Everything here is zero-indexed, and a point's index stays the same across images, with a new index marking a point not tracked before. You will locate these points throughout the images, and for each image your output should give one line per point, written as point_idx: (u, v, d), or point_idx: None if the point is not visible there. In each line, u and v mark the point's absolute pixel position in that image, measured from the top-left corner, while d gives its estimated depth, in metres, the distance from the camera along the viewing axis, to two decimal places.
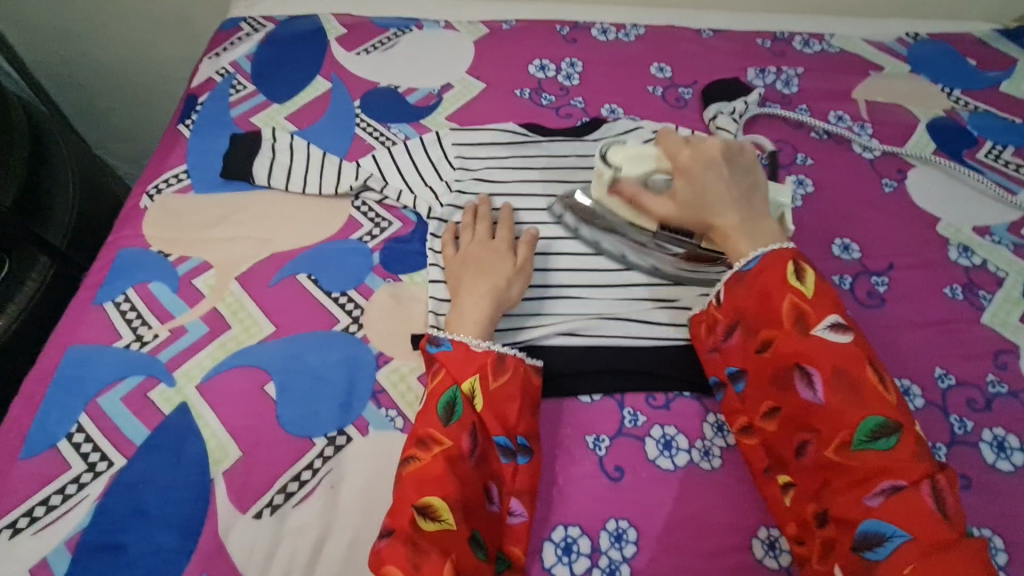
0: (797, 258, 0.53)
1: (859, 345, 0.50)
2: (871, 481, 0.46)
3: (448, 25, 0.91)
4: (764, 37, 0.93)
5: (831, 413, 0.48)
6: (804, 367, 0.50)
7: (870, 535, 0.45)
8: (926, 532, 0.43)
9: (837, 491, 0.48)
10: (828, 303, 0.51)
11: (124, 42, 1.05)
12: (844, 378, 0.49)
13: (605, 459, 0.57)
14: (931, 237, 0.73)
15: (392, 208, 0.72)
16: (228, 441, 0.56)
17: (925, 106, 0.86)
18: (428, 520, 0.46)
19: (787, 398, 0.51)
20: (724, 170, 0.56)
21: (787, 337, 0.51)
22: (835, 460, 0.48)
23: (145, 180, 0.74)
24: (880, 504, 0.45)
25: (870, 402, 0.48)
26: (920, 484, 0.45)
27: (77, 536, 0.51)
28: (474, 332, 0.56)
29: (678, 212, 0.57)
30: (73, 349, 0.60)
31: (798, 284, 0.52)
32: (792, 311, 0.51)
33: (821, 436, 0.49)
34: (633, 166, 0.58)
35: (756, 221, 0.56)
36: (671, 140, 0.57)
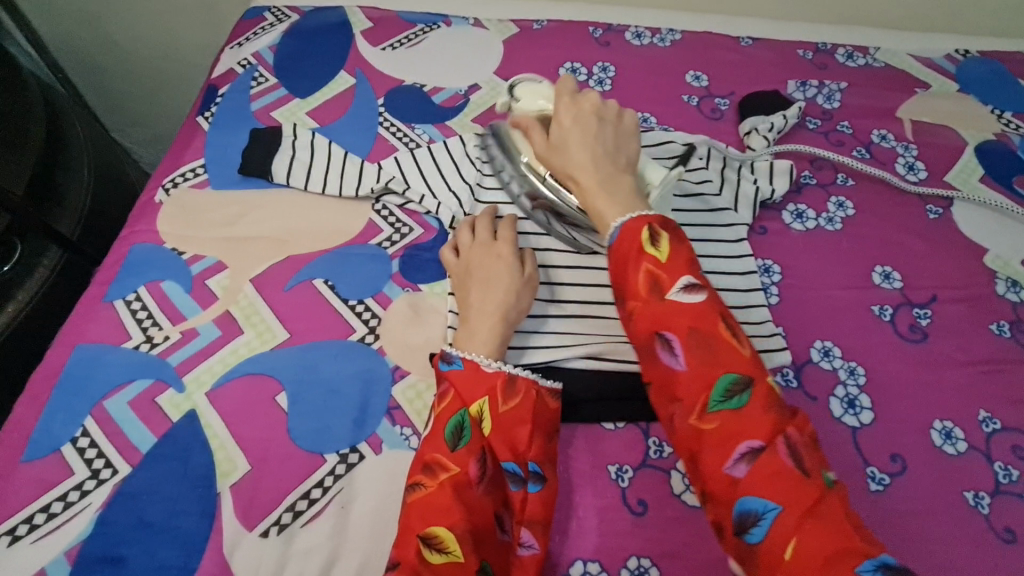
0: (654, 222, 0.50)
1: (713, 303, 0.47)
2: (732, 447, 0.42)
3: (478, 22, 0.88)
4: (806, 47, 0.89)
5: (693, 381, 0.44)
6: (662, 333, 0.46)
7: (745, 513, 0.40)
8: (793, 495, 0.39)
9: (705, 465, 0.43)
10: (682, 264, 0.48)
11: (144, 25, 1.02)
12: (702, 340, 0.45)
13: (628, 492, 0.54)
14: (978, 269, 0.69)
15: (414, 214, 0.69)
16: (236, 452, 0.54)
17: (974, 129, 0.82)
18: (435, 553, 0.43)
19: (651, 371, 0.47)
20: (594, 123, 0.57)
21: (646, 306, 0.47)
22: (698, 429, 0.43)
23: (161, 173, 0.72)
24: (745, 473, 0.41)
25: (723, 360, 0.44)
26: (776, 443, 0.41)
27: (77, 547, 0.49)
28: (487, 350, 0.54)
29: (547, 154, 0.58)
30: (81, 348, 0.58)
31: (652, 249, 0.48)
32: (648, 279, 0.48)
33: (685, 404, 0.44)
34: (528, 101, 0.62)
35: (614, 176, 0.54)
36: (564, 86, 0.60)
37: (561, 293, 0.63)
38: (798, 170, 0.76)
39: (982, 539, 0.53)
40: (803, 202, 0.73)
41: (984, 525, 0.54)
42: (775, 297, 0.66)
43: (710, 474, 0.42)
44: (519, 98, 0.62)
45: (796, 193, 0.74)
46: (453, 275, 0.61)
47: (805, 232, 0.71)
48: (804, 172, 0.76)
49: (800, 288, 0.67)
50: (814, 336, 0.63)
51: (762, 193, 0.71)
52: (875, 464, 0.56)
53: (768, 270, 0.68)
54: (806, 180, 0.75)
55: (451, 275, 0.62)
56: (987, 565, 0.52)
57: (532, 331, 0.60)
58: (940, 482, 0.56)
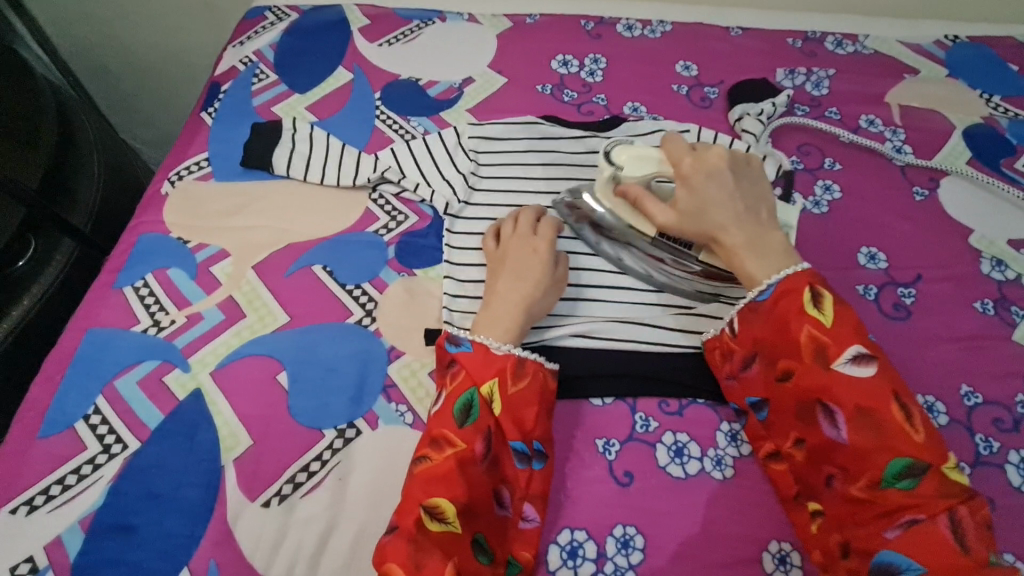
0: (817, 285, 0.51)
1: (885, 378, 0.47)
2: (891, 513, 0.45)
3: (472, 18, 0.90)
4: (795, 36, 0.91)
5: (854, 449, 0.47)
6: (825, 403, 0.49)
7: (885, 566, 0.44)
8: (945, 566, 0.42)
9: (858, 524, 0.47)
10: (850, 334, 0.49)
11: (150, 27, 1.05)
12: (870, 416, 0.47)
13: (615, 464, 0.56)
14: (963, 249, 0.70)
15: (409, 202, 0.72)
16: (240, 428, 0.56)
17: (962, 113, 0.83)
18: (434, 521, 0.46)
19: (809, 431, 0.50)
20: (729, 178, 0.56)
21: (808, 370, 0.50)
22: (859, 495, 0.47)
23: (167, 166, 0.74)
24: (897, 536, 0.44)
25: (894, 437, 0.46)
26: (939, 517, 0.43)
27: (90, 516, 0.52)
28: (501, 335, 0.56)
29: (679, 221, 0.56)
30: (92, 331, 0.61)
31: (816, 315, 0.50)
32: (811, 344, 0.50)
33: (846, 471, 0.48)
34: (634, 167, 0.59)
35: (761, 232, 0.54)
36: (676, 146, 0.58)
37: None
38: (786, 154, 0.77)
39: None
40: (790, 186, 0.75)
41: None
42: None
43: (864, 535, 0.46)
44: (622, 166, 0.59)
45: None
46: (488, 258, 0.63)
47: (791, 215, 0.72)
48: (792, 156, 0.77)
49: None
50: None
51: None
52: None
53: None
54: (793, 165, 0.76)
55: (487, 258, 0.63)
56: None
57: None
58: None
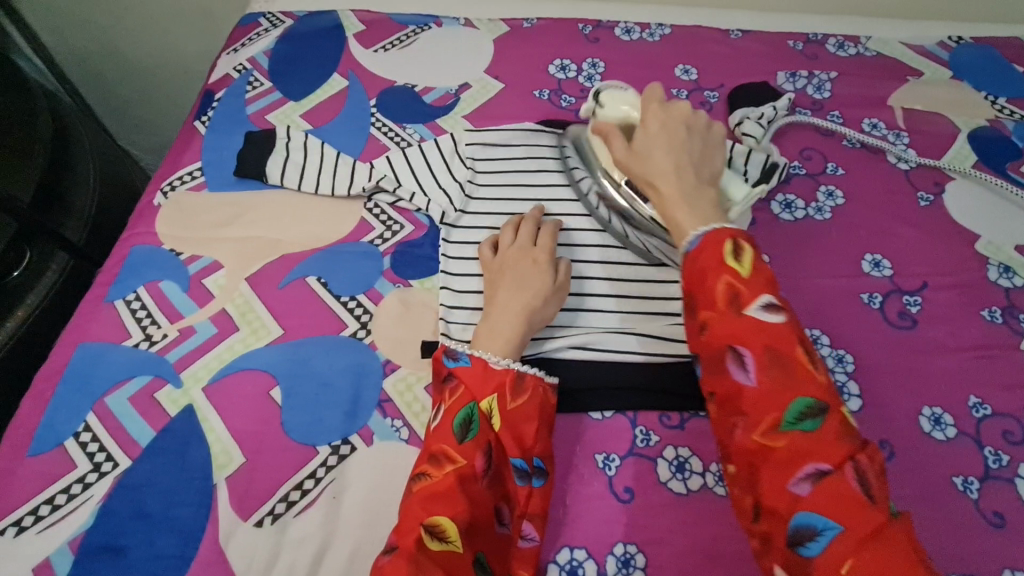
0: (738, 236, 0.47)
1: (792, 326, 0.44)
2: (796, 465, 0.40)
3: (468, 22, 0.89)
4: (796, 38, 0.89)
5: (761, 398, 0.42)
6: (735, 347, 0.44)
7: (801, 528, 0.39)
8: (856, 520, 0.37)
9: (764, 480, 0.41)
10: (763, 282, 0.45)
11: (145, 34, 1.05)
12: (777, 359, 0.43)
13: (615, 480, 0.55)
14: (970, 256, 0.69)
15: (405, 211, 0.70)
16: (232, 445, 0.55)
17: (967, 115, 0.81)
18: (434, 539, 0.44)
19: (718, 382, 0.45)
20: (682, 132, 0.55)
21: (721, 317, 0.45)
22: (763, 446, 0.42)
23: (160, 177, 0.74)
24: (808, 493, 0.39)
25: (800, 382, 0.42)
26: (845, 468, 0.39)
27: (80, 537, 0.51)
28: (500, 349, 0.54)
29: (627, 159, 0.56)
30: (83, 346, 0.60)
31: (733, 262, 0.46)
32: (726, 290, 0.45)
33: (750, 420, 0.43)
34: (612, 109, 0.63)
35: (696, 188, 0.52)
36: (651, 95, 0.58)
37: None
38: (788, 159, 0.76)
39: (972, 525, 0.53)
40: (792, 192, 0.73)
41: (974, 511, 0.54)
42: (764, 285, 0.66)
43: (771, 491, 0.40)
44: (604, 105, 0.63)
45: (785, 184, 0.74)
46: (484, 268, 0.62)
47: (794, 222, 0.71)
48: (794, 161, 0.76)
49: (788, 277, 0.67)
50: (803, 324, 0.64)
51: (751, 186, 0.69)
52: None
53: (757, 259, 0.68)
54: (795, 170, 0.75)
55: (484, 269, 0.62)
56: (978, 550, 0.52)
57: None
58: (929, 468, 0.56)
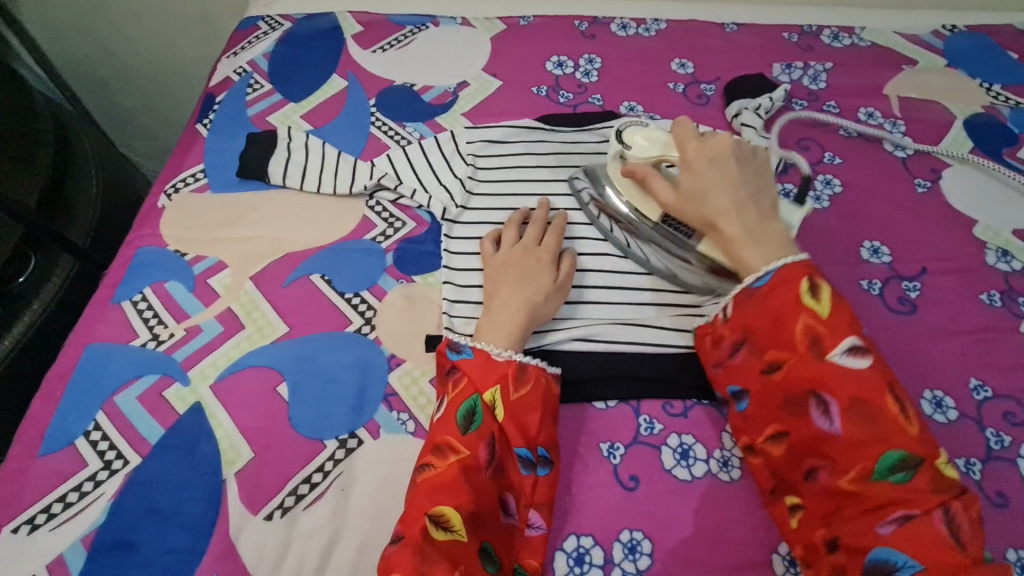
0: (812, 274, 0.49)
1: (878, 369, 0.46)
2: (881, 507, 0.44)
3: (465, 21, 0.90)
4: (791, 31, 0.90)
5: (845, 441, 0.45)
6: (818, 393, 0.47)
7: (881, 566, 0.43)
8: (940, 561, 0.41)
9: (849, 519, 0.45)
10: (844, 324, 0.47)
11: (145, 40, 1.05)
12: (864, 406, 0.45)
13: (620, 468, 0.55)
14: (968, 241, 0.69)
15: (406, 208, 0.71)
16: (241, 441, 0.56)
17: (963, 103, 0.82)
18: (439, 529, 0.45)
19: (796, 424, 0.48)
20: (732, 165, 0.54)
21: (801, 360, 0.48)
22: (848, 489, 0.45)
23: (163, 179, 0.74)
24: (891, 533, 0.43)
25: (887, 430, 0.44)
26: (933, 512, 0.42)
27: (93, 533, 0.51)
28: (503, 343, 0.55)
29: (677, 203, 0.55)
30: (92, 347, 0.61)
31: (813, 302, 0.48)
32: (806, 333, 0.48)
33: (834, 464, 0.46)
34: (644, 149, 0.60)
35: (761, 224, 0.52)
36: (684, 129, 0.57)
37: None
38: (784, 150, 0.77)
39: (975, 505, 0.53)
40: (790, 181, 0.74)
41: (977, 491, 0.54)
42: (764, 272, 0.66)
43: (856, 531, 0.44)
44: (632, 146, 0.60)
45: (782, 173, 0.74)
46: (486, 263, 0.63)
47: None
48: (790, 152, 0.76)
49: None
50: None
51: None
52: None
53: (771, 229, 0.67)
54: (792, 160, 0.76)
55: (484, 264, 0.63)
56: (982, 530, 0.52)
57: None
58: None
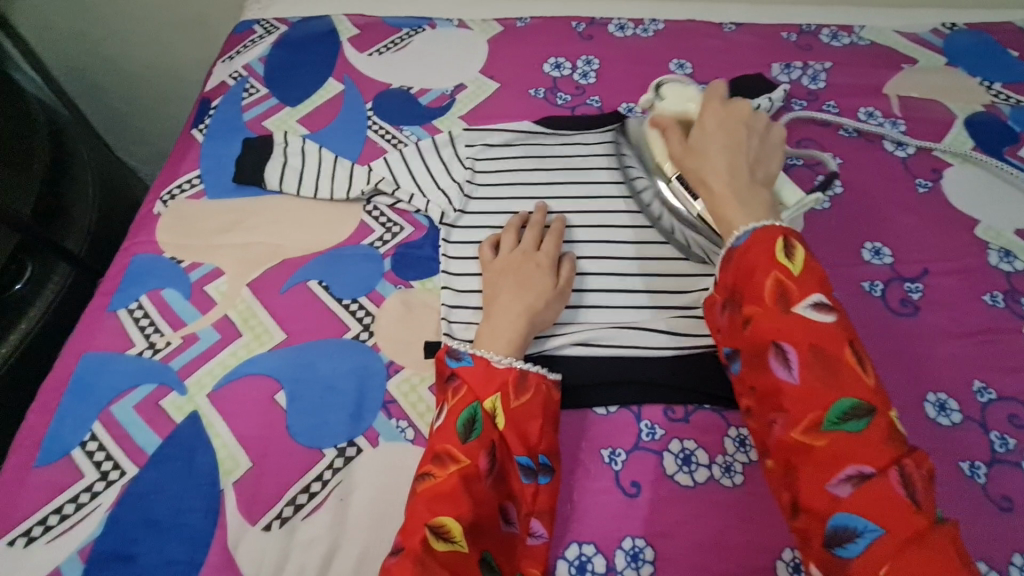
0: (789, 235, 0.48)
1: (843, 326, 0.44)
2: (838, 466, 0.41)
3: (462, 23, 0.89)
4: (789, 30, 0.89)
5: (805, 395, 0.43)
6: (779, 344, 0.45)
7: (840, 528, 0.40)
8: (897, 522, 0.38)
9: (806, 478, 0.42)
10: (815, 280, 0.45)
11: (141, 44, 1.05)
12: (823, 358, 0.43)
13: (621, 474, 0.55)
14: (970, 241, 0.69)
15: (404, 213, 0.71)
16: (239, 450, 0.55)
17: (963, 102, 0.81)
18: (440, 540, 0.44)
19: (760, 378, 0.46)
20: (742, 132, 0.55)
21: (767, 313, 0.46)
22: (803, 444, 0.43)
23: (159, 185, 0.74)
24: (848, 494, 0.40)
25: (845, 382, 0.43)
26: (889, 471, 0.40)
27: (90, 545, 0.51)
28: (502, 349, 0.54)
29: (682, 153, 0.56)
30: (87, 356, 0.60)
31: (785, 260, 0.46)
32: (776, 287, 0.46)
33: (789, 416, 0.44)
34: (673, 102, 0.63)
35: (750, 187, 0.51)
36: (714, 92, 0.58)
37: None
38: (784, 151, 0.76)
39: (981, 509, 0.53)
40: (790, 182, 0.73)
41: (982, 495, 0.54)
42: None
43: (810, 489, 0.41)
44: (664, 97, 0.64)
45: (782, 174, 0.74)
46: (484, 268, 0.62)
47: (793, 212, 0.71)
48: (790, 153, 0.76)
49: None
50: None
51: None
52: None
53: None
54: (793, 162, 0.75)
55: (483, 270, 0.62)
56: (988, 535, 0.52)
57: None
58: (936, 454, 0.56)
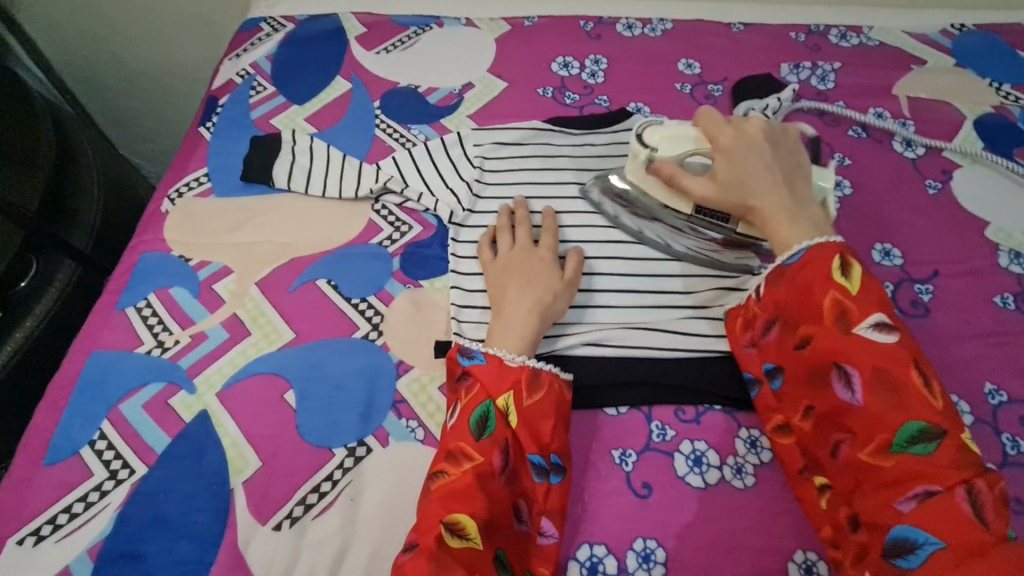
0: (845, 252, 0.49)
1: (906, 346, 0.45)
2: (904, 484, 0.43)
3: (470, 22, 0.89)
4: (798, 30, 0.89)
5: (868, 415, 0.45)
6: (841, 365, 0.47)
7: (900, 541, 0.42)
8: (962, 538, 0.40)
9: (869, 494, 0.45)
10: (873, 300, 0.47)
11: (146, 41, 1.05)
12: (887, 379, 0.45)
13: (632, 475, 0.55)
14: (980, 243, 0.69)
15: (413, 212, 0.70)
16: (248, 450, 0.55)
17: (972, 103, 0.81)
18: (455, 537, 0.44)
19: (823, 397, 0.48)
20: (766, 150, 0.55)
21: (827, 334, 0.48)
22: (868, 462, 0.45)
23: (167, 183, 0.74)
24: (912, 510, 0.42)
25: (911, 403, 0.44)
26: (956, 490, 0.41)
27: (99, 544, 0.51)
28: (516, 346, 0.54)
29: (715, 192, 0.55)
30: (96, 354, 0.60)
31: (843, 279, 0.48)
32: (834, 307, 0.47)
33: (855, 436, 0.46)
34: (668, 148, 0.59)
35: (796, 206, 0.53)
36: (711, 120, 0.58)
37: None
38: None
39: None
40: None
41: None
42: None
43: (873, 506, 0.44)
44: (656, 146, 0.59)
45: None
46: (487, 272, 0.62)
47: None
48: None
49: None
50: None
51: None
52: None
53: None
54: None
55: (485, 271, 0.62)
56: None
57: None
58: None
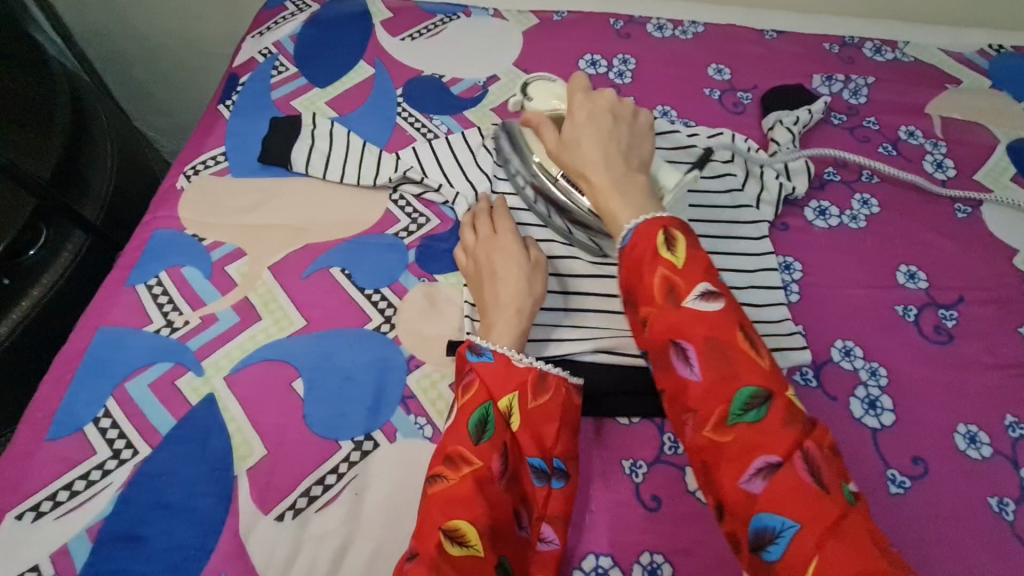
0: (668, 226, 0.48)
1: (731, 313, 0.45)
2: (748, 460, 0.40)
3: (497, 14, 0.87)
4: (832, 41, 0.87)
5: (706, 391, 0.43)
6: (678, 341, 0.44)
7: (760, 532, 0.39)
8: (813, 514, 0.38)
9: (720, 478, 0.41)
10: (698, 271, 0.46)
11: (165, 12, 1.03)
12: (718, 350, 0.43)
13: (642, 487, 0.54)
14: (1007, 271, 0.67)
15: (431, 204, 0.69)
16: (254, 437, 0.54)
17: (1006, 127, 0.79)
18: (455, 545, 0.43)
19: (665, 379, 0.45)
20: (608, 121, 0.56)
21: (660, 311, 0.45)
22: (713, 442, 0.42)
23: (183, 160, 0.72)
24: (761, 489, 0.39)
25: (742, 370, 0.42)
26: (794, 458, 0.39)
27: (99, 524, 0.50)
28: (510, 342, 0.53)
29: (558, 151, 0.57)
30: (103, 330, 0.59)
31: (669, 254, 0.46)
32: (663, 283, 0.46)
33: (698, 416, 0.43)
34: (539, 100, 0.61)
35: (626, 176, 0.53)
36: (577, 83, 0.59)
37: (578, 287, 0.62)
38: (822, 166, 0.74)
39: (1006, 546, 0.52)
40: (826, 198, 0.72)
41: (1009, 532, 0.53)
42: (796, 293, 0.65)
43: (727, 490, 0.41)
44: (531, 98, 0.62)
45: (819, 189, 0.72)
46: (468, 275, 0.61)
47: (827, 229, 0.69)
48: (828, 169, 0.74)
49: (822, 287, 0.65)
50: (836, 334, 0.62)
51: (785, 188, 0.70)
52: (896, 467, 0.55)
53: (789, 267, 0.66)
54: (830, 177, 0.73)
55: (466, 276, 0.62)
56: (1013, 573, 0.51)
57: (549, 324, 0.60)
58: (964, 487, 0.54)
